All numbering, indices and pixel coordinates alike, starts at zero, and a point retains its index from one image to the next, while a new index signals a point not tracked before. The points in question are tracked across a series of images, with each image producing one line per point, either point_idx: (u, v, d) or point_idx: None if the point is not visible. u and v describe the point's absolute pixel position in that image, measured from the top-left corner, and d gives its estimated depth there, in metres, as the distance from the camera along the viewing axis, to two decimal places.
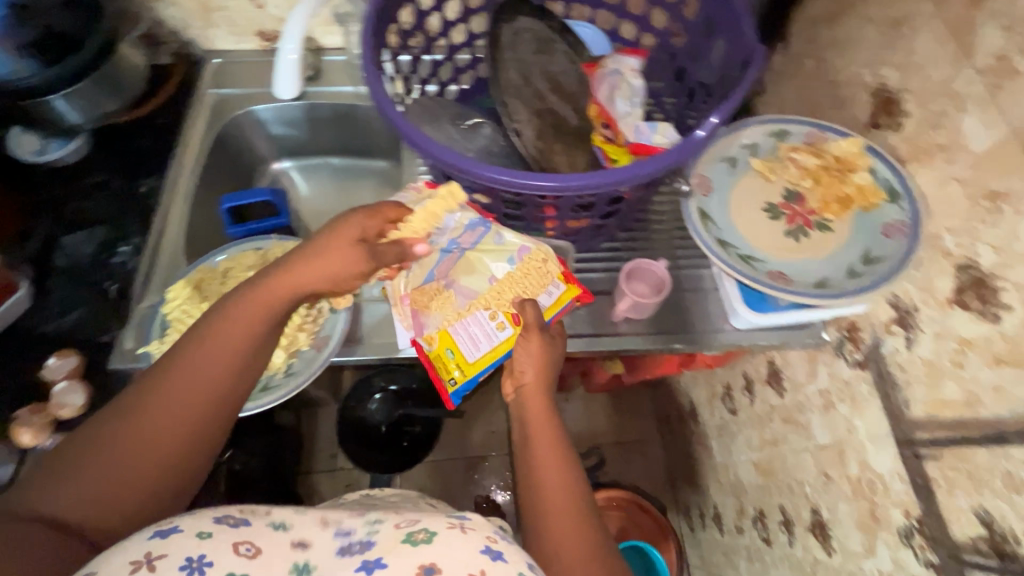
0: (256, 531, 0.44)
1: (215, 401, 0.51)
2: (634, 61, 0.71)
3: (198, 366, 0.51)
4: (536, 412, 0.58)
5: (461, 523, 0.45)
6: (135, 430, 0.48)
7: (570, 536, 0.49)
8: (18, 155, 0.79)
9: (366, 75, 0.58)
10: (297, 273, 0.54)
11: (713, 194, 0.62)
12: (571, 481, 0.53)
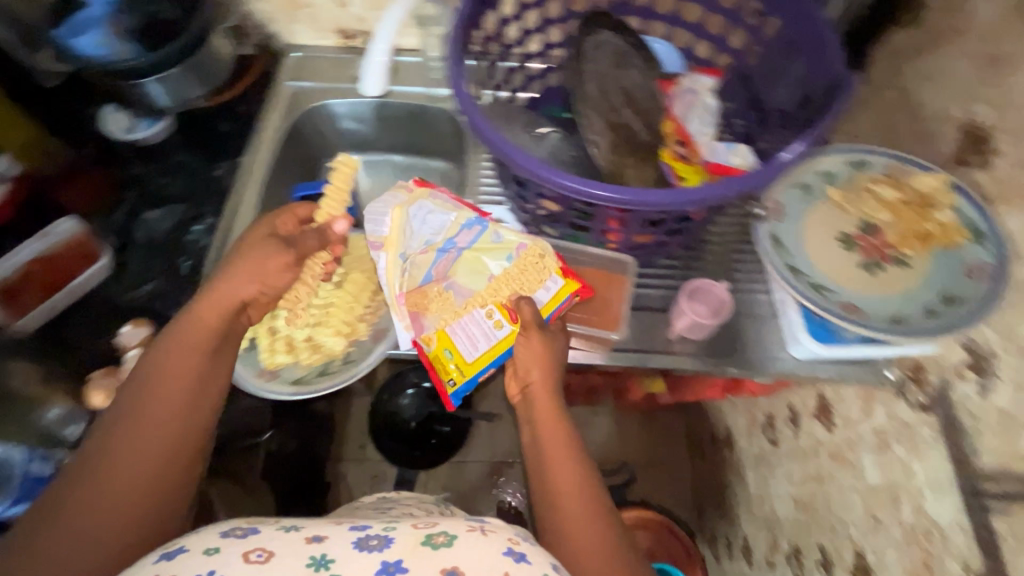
0: (264, 540, 0.46)
1: (187, 415, 0.52)
2: (710, 81, 0.72)
3: (162, 385, 0.52)
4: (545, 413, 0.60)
5: (481, 528, 0.49)
6: (112, 460, 0.48)
7: (587, 537, 0.52)
8: (107, 131, 0.83)
9: (451, 73, 0.60)
10: (238, 285, 0.56)
11: (786, 219, 0.62)
12: (583, 482, 0.55)
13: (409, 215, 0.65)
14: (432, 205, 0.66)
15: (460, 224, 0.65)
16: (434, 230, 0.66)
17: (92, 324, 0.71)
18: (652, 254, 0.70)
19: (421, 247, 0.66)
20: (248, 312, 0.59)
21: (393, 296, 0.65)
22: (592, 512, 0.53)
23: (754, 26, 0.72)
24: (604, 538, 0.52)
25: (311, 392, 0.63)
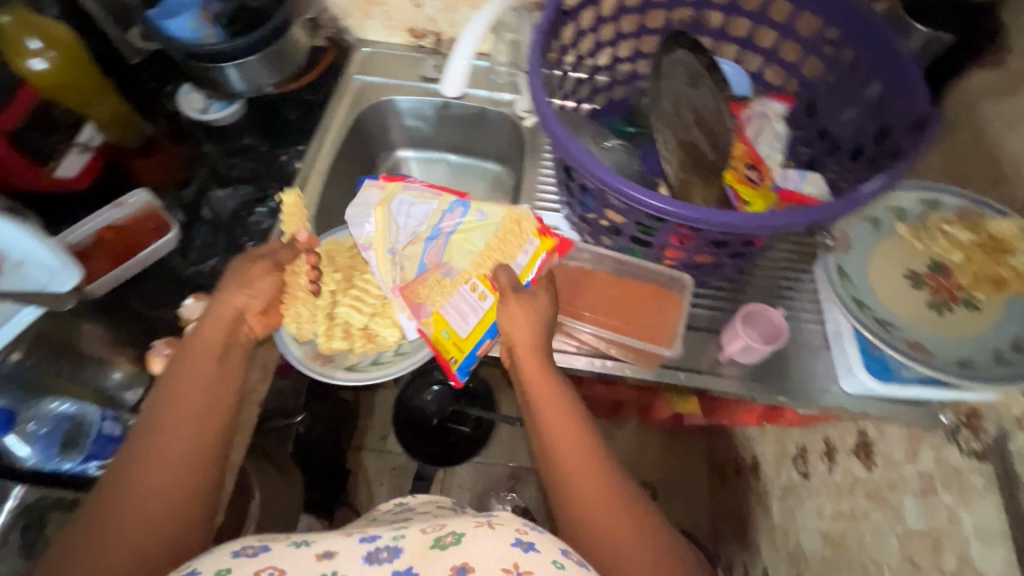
0: (275, 558, 0.46)
1: (197, 432, 0.51)
2: (781, 107, 0.73)
3: (174, 409, 0.51)
4: (535, 370, 0.59)
5: (489, 521, 0.49)
6: (124, 490, 0.47)
7: (599, 500, 0.52)
8: (183, 109, 0.86)
9: (531, 75, 0.60)
10: (230, 296, 0.59)
11: (853, 251, 0.61)
12: (583, 440, 0.55)
13: (389, 209, 0.68)
14: (408, 197, 0.69)
15: (439, 210, 0.69)
16: (417, 221, 0.69)
17: (155, 293, 0.73)
18: (708, 275, 0.70)
19: (408, 239, 0.69)
20: (247, 324, 0.60)
21: (388, 289, 0.67)
22: (598, 470, 0.54)
23: (829, 56, 0.72)
24: (616, 493, 0.52)
25: (366, 379, 0.64)
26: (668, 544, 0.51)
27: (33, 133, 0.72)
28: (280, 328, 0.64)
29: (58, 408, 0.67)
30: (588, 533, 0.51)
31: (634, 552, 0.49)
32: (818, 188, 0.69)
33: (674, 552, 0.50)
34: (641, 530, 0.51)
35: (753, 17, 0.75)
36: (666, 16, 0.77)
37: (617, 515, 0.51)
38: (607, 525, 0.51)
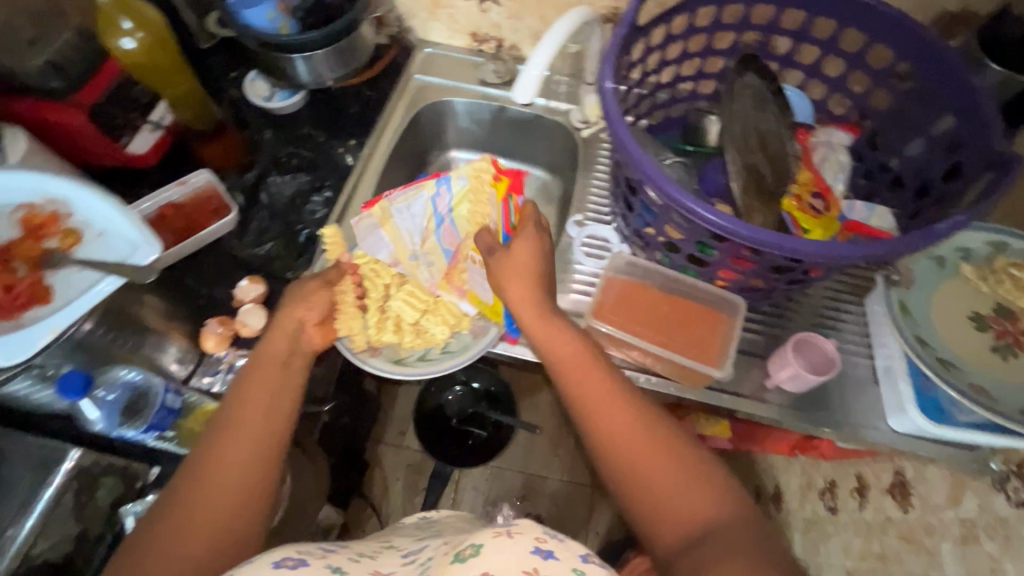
0: (314, 572, 0.45)
1: (264, 433, 0.50)
2: (845, 137, 0.75)
3: (238, 411, 0.51)
4: (543, 316, 0.59)
5: (508, 530, 0.50)
6: (189, 493, 0.46)
7: (638, 448, 0.50)
8: (249, 96, 0.89)
9: (604, 88, 0.60)
10: (292, 309, 0.59)
11: (915, 289, 0.61)
12: (601, 377, 0.55)
13: (392, 221, 0.71)
14: (400, 201, 0.72)
15: (427, 199, 0.72)
16: (417, 219, 0.72)
17: (211, 273, 0.75)
18: (761, 299, 0.69)
19: (420, 238, 0.72)
20: (308, 335, 0.58)
21: (429, 287, 0.70)
22: (620, 404, 0.53)
23: (900, 90, 0.71)
24: (642, 425, 0.52)
25: (415, 375, 0.65)
26: (706, 467, 0.50)
27: (113, 108, 0.72)
28: (339, 340, 0.65)
29: (126, 378, 0.66)
30: (621, 471, 0.51)
31: (670, 480, 0.49)
32: (887, 223, 0.68)
33: (711, 474, 0.49)
34: (675, 459, 0.50)
35: (823, 46, 0.74)
36: (734, 38, 0.77)
37: (647, 445, 0.50)
38: (638, 459, 0.50)
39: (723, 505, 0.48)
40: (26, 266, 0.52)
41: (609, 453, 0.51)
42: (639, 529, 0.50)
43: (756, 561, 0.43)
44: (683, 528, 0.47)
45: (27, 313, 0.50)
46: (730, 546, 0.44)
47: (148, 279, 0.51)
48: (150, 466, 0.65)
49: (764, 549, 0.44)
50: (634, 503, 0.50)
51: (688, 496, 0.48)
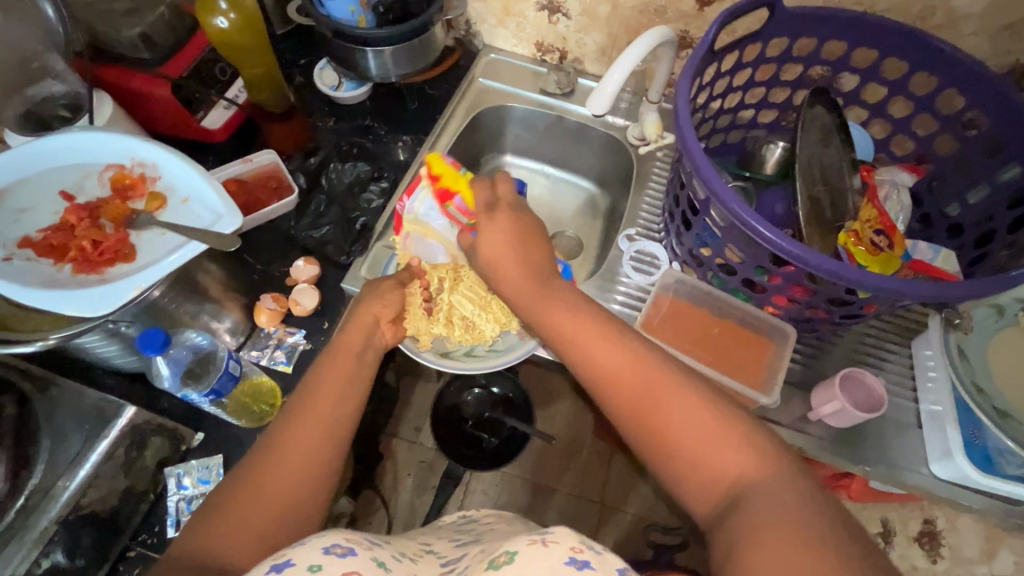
0: (363, 563, 0.42)
1: (337, 415, 0.54)
2: (908, 178, 0.76)
3: (317, 393, 0.54)
4: (550, 289, 0.58)
5: (543, 538, 0.46)
6: (265, 463, 0.50)
7: (653, 405, 0.49)
8: (317, 84, 0.91)
9: (677, 101, 0.61)
10: (367, 305, 0.63)
11: (975, 334, 0.64)
12: (615, 343, 0.52)
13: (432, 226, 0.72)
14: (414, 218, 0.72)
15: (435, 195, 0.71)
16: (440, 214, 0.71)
17: (268, 252, 0.77)
18: (810, 331, 0.69)
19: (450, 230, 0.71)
20: (381, 331, 0.63)
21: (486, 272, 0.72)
22: (639, 368, 0.51)
23: (968, 137, 0.71)
24: (664, 387, 0.49)
25: (464, 370, 0.67)
26: (739, 424, 0.47)
27: (195, 82, 0.75)
28: (403, 340, 0.67)
29: (193, 340, 0.64)
30: (647, 437, 0.49)
31: (700, 438, 0.46)
32: (951, 266, 0.67)
33: (744, 430, 0.46)
34: (704, 419, 0.47)
35: (891, 87, 0.75)
36: (801, 71, 0.78)
37: (671, 408, 0.48)
38: (665, 423, 0.48)
39: (760, 460, 0.45)
40: (113, 224, 0.55)
41: (633, 420, 0.50)
42: (677, 493, 0.48)
43: (801, 516, 0.40)
44: (720, 488, 0.45)
45: (112, 268, 0.52)
46: (770, 501, 0.42)
47: (230, 248, 0.52)
48: (195, 431, 0.64)
49: (808, 502, 0.41)
50: (665, 467, 0.48)
51: (722, 454, 0.46)
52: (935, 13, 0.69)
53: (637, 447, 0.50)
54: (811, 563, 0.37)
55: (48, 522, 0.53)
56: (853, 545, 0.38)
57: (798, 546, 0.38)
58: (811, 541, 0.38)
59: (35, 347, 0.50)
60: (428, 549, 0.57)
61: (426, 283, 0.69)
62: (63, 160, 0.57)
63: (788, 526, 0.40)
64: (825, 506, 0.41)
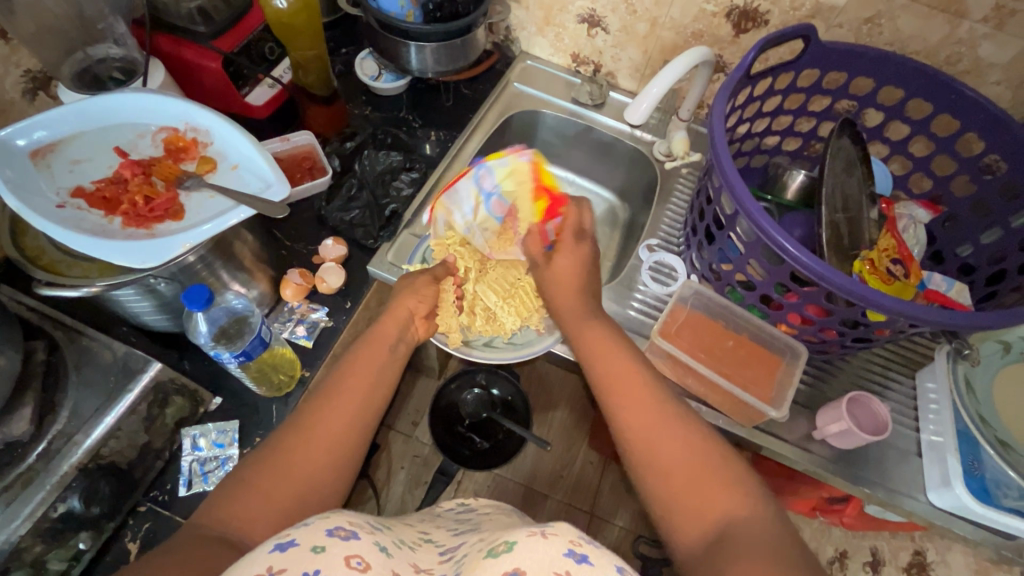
0: (364, 547, 0.40)
1: (366, 397, 0.57)
2: (925, 214, 0.78)
3: (349, 378, 0.58)
4: (581, 318, 0.63)
5: (542, 530, 0.41)
6: (298, 437, 0.53)
7: (659, 435, 0.52)
8: (358, 74, 0.93)
9: (711, 114, 0.63)
10: (406, 299, 0.66)
11: (980, 367, 0.68)
12: (629, 374, 0.57)
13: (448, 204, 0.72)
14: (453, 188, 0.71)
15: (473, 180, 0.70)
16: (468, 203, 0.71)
17: (298, 229, 0.79)
18: (820, 353, 0.72)
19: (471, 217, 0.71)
20: (416, 325, 0.67)
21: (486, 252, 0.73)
22: (650, 401, 0.54)
23: (986, 181, 0.74)
24: (669, 422, 0.53)
25: (490, 361, 0.70)
26: (729, 466, 0.50)
27: (242, 58, 0.77)
28: (435, 333, 0.72)
29: (230, 303, 0.67)
30: (648, 463, 0.52)
31: (695, 472, 0.50)
32: (964, 298, 0.70)
33: (733, 472, 0.50)
34: (698, 456, 0.50)
35: (914, 126, 0.78)
36: (828, 104, 0.81)
37: (675, 440, 0.51)
38: (663, 455, 0.51)
39: (747, 503, 0.47)
40: (164, 182, 0.58)
41: (635, 447, 0.53)
42: (664, 522, 0.50)
43: (780, 555, 0.43)
44: (706, 524, 0.47)
45: (161, 225, 0.55)
46: (753, 538, 0.44)
47: (278, 215, 0.55)
48: (213, 395, 0.67)
49: (786, 545, 0.44)
50: (657, 496, 0.50)
51: (713, 492, 0.48)
52: (962, 60, 0.72)
53: (634, 471, 0.53)
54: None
55: (69, 467, 0.54)
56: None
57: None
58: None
59: (82, 292, 0.51)
60: (427, 538, 0.55)
61: (459, 279, 0.73)
62: (118, 119, 0.59)
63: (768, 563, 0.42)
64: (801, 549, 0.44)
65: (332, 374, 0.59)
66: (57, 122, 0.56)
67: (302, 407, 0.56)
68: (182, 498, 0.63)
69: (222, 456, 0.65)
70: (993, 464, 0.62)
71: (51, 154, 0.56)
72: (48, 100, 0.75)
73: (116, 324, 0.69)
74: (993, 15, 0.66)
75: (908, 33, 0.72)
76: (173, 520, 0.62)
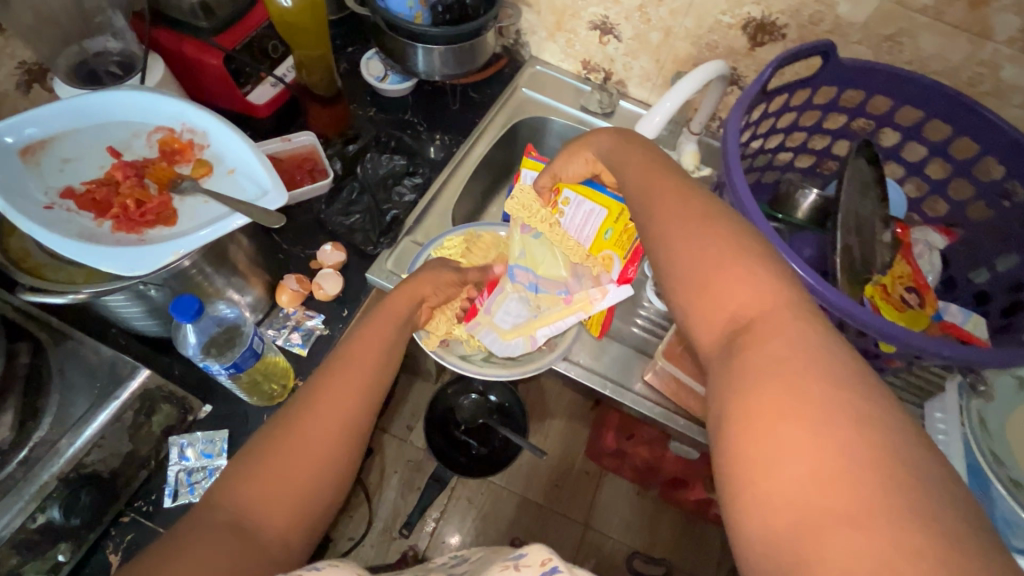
0: None
1: (375, 374, 0.53)
2: (939, 240, 0.76)
3: (357, 351, 0.53)
4: (625, 152, 0.56)
5: (517, 562, 0.47)
6: (302, 415, 0.47)
7: (682, 235, 0.45)
8: (363, 75, 0.91)
9: (728, 123, 0.61)
10: (419, 285, 0.62)
11: (994, 404, 0.65)
12: (651, 188, 0.50)
13: (507, 331, 0.72)
14: (489, 316, 0.72)
15: (515, 294, 0.73)
16: (520, 313, 0.73)
17: (297, 234, 0.77)
18: None
19: (541, 309, 0.72)
20: (422, 312, 0.64)
21: (598, 302, 0.70)
22: (674, 204, 0.47)
23: (1003, 208, 0.72)
24: (696, 224, 0.45)
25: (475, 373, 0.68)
26: (776, 275, 0.40)
27: (246, 56, 0.75)
28: (417, 332, 0.68)
29: (221, 311, 0.64)
30: (667, 266, 0.45)
31: (717, 269, 0.42)
32: (980, 332, 0.68)
33: (782, 281, 0.40)
34: (735, 264, 0.41)
35: (932, 148, 0.76)
36: (844, 122, 0.79)
37: (695, 241, 0.44)
38: (696, 262, 0.43)
39: (794, 312, 0.38)
40: (157, 185, 0.56)
41: (664, 257, 0.45)
42: (686, 326, 0.44)
43: (825, 370, 0.34)
44: (727, 323, 0.40)
45: (151, 230, 0.53)
46: (787, 347, 0.36)
47: (274, 224, 0.53)
48: (203, 403, 0.66)
49: (834, 362, 0.35)
50: (678, 302, 0.43)
51: (738, 289, 0.40)
52: (984, 81, 0.70)
53: (663, 282, 0.45)
54: (820, 415, 0.32)
55: (49, 477, 0.52)
56: (897, 423, 0.32)
57: (810, 396, 0.33)
58: (829, 399, 0.33)
59: (67, 298, 0.49)
60: None
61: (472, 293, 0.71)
62: (113, 117, 0.57)
63: (794, 378, 0.34)
64: (861, 370, 0.34)
65: (337, 351, 0.54)
66: (50, 119, 0.54)
67: (308, 382, 0.51)
68: (165, 510, 0.61)
69: (209, 467, 0.63)
70: (1005, 502, 0.59)
71: (43, 151, 0.55)
72: (43, 93, 0.73)
73: (106, 325, 0.68)
74: (1019, 37, 0.64)
75: (929, 53, 0.70)
76: (155, 532, 0.60)
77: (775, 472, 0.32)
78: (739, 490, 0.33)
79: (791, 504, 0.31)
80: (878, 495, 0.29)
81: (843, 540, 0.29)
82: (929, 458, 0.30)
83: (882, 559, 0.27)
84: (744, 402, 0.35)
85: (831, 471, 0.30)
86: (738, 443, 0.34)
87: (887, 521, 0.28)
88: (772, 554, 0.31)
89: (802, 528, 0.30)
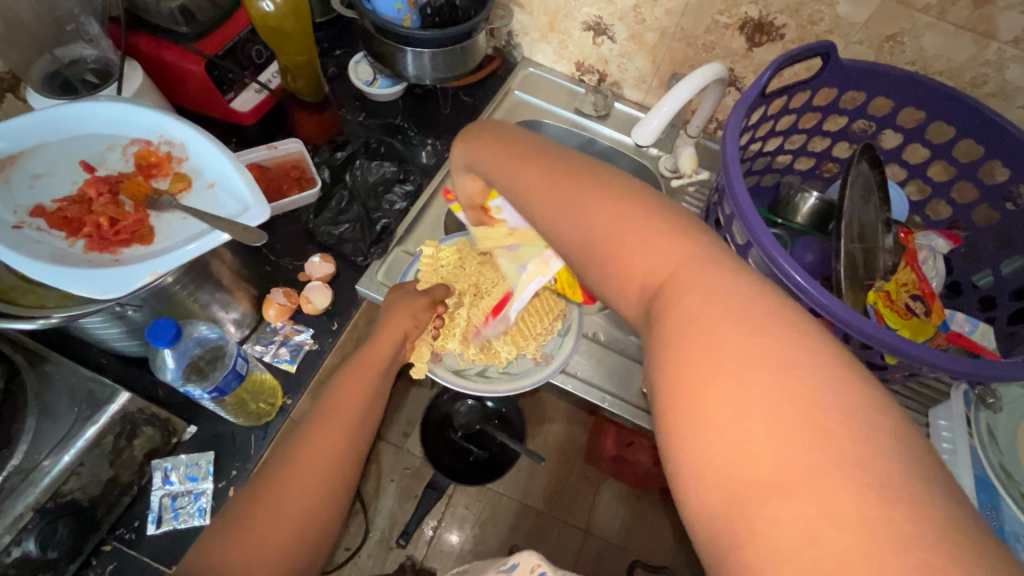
0: None
1: (359, 423, 0.52)
2: (944, 244, 0.73)
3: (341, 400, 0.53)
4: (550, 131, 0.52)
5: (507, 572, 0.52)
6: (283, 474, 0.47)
7: (588, 198, 0.41)
8: (352, 79, 0.89)
9: (730, 126, 0.59)
10: (398, 321, 0.61)
11: (1003, 414, 0.64)
12: (565, 154, 0.47)
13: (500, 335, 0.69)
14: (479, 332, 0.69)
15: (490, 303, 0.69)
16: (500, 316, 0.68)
17: (284, 245, 0.75)
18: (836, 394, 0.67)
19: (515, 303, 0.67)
20: (407, 345, 0.63)
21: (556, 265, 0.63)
22: (591, 170, 0.44)
23: (1008, 211, 0.70)
24: (606, 188, 0.42)
25: (482, 392, 0.67)
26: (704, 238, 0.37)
27: (229, 63, 0.73)
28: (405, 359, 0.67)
29: (202, 332, 0.62)
30: (575, 234, 0.41)
31: (627, 232, 0.38)
32: (987, 341, 0.66)
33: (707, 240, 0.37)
34: (651, 226, 0.38)
35: (934, 150, 0.74)
36: (845, 123, 0.77)
37: (602, 204, 0.41)
38: (604, 230, 0.40)
39: (708, 264, 0.35)
40: (134, 203, 0.54)
41: (572, 224, 0.42)
42: (612, 297, 0.40)
43: (741, 326, 0.31)
44: (645, 289, 0.37)
45: (128, 250, 0.51)
46: (708, 306, 0.33)
47: (256, 242, 0.51)
48: (187, 424, 0.64)
49: (772, 322, 0.31)
50: (597, 273, 0.41)
51: (652, 254, 0.37)
52: (987, 82, 0.68)
53: (577, 255, 0.42)
54: (745, 380, 0.29)
55: (23, 508, 0.50)
56: (827, 376, 0.29)
57: (734, 359, 0.30)
58: (755, 360, 0.30)
59: (37, 325, 0.47)
60: None
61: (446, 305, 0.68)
62: (82, 129, 0.55)
63: (717, 342, 0.31)
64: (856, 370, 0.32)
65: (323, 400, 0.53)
66: (19, 134, 0.52)
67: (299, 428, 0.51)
68: (149, 537, 0.60)
69: (194, 491, 0.61)
70: (1012, 514, 0.57)
71: (13, 166, 0.53)
72: (17, 102, 0.70)
73: (89, 345, 0.66)
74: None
75: (931, 52, 0.68)
76: (138, 561, 0.59)
77: (703, 445, 0.29)
78: (672, 471, 0.31)
79: (717, 480, 0.28)
80: (807, 463, 0.26)
81: (772, 514, 0.26)
82: (884, 424, 0.28)
83: (816, 527, 0.25)
84: (666, 373, 0.32)
85: (753, 437, 0.28)
86: (666, 417, 0.31)
87: (817, 487, 0.26)
88: (711, 533, 0.28)
89: (733, 504, 0.28)
